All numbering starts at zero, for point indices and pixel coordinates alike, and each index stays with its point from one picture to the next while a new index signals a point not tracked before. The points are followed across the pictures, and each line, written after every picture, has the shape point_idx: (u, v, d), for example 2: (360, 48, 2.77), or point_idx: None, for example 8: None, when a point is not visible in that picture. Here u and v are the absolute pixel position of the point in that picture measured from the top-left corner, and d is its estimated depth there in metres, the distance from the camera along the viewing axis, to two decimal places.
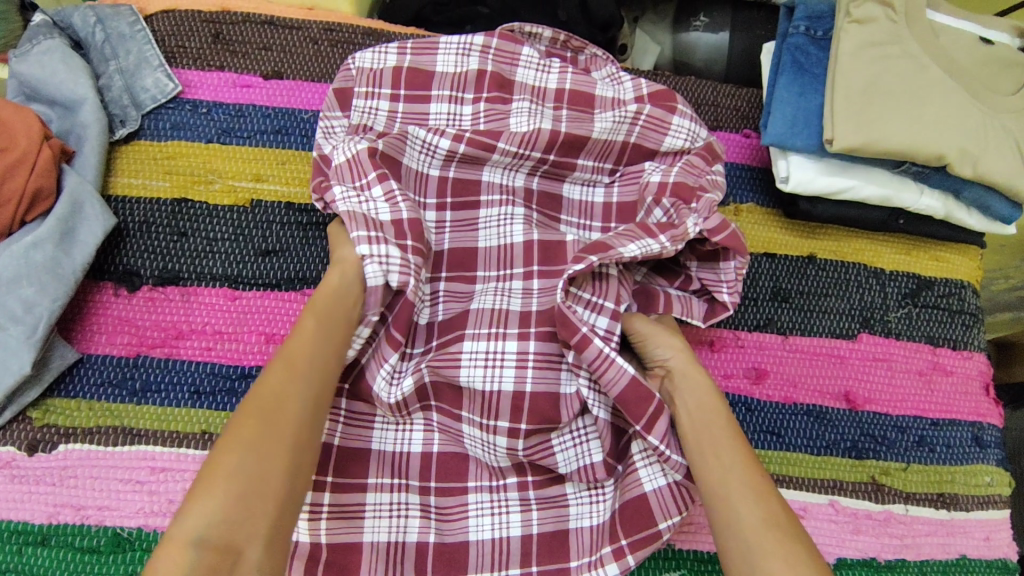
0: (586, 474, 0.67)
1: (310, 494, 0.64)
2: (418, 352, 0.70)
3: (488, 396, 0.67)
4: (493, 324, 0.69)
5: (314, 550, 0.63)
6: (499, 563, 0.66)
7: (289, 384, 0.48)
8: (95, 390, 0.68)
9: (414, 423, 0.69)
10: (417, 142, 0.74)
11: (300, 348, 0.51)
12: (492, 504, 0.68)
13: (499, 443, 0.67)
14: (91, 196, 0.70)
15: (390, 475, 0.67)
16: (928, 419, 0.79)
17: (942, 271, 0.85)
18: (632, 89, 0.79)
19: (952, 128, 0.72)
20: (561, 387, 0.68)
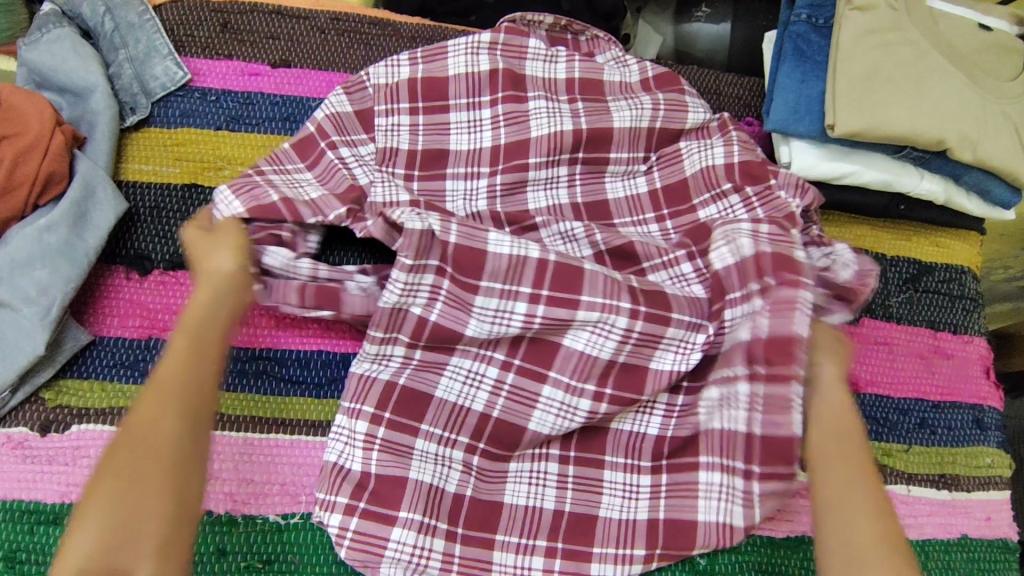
0: (631, 446, 0.72)
1: (366, 425, 0.67)
2: (523, 293, 0.69)
3: (584, 360, 0.70)
4: (608, 294, 0.69)
5: (363, 478, 0.66)
6: (530, 529, 0.68)
7: (160, 410, 0.52)
8: (107, 371, 0.69)
9: (484, 381, 0.70)
10: (459, 191, 0.79)
11: (167, 376, 0.54)
12: (531, 474, 0.70)
13: (581, 407, 0.70)
14: (103, 181, 0.71)
15: (443, 427, 0.69)
16: (929, 402, 0.80)
17: (943, 257, 0.86)
18: (638, 72, 0.85)
19: (950, 112, 0.73)
20: (652, 363, 0.71)
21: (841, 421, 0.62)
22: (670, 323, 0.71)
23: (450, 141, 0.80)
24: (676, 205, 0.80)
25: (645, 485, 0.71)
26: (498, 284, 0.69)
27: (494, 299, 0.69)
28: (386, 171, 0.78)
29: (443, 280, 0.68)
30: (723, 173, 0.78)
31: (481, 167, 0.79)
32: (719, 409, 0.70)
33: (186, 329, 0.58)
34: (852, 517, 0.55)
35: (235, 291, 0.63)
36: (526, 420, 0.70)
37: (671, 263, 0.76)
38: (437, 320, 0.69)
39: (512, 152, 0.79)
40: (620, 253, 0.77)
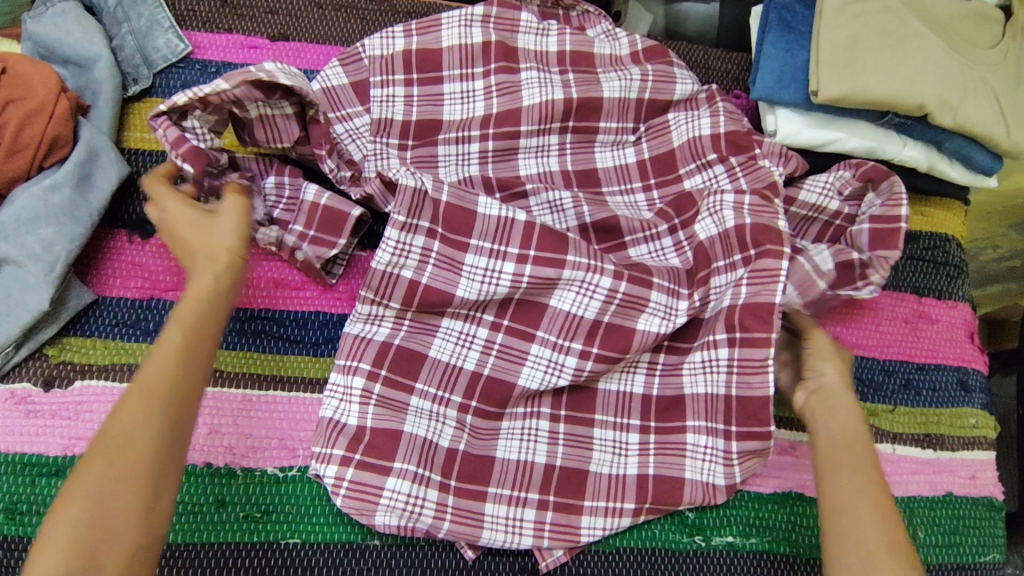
0: (622, 404, 0.73)
1: (362, 381, 0.69)
2: (512, 254, 0.70)
3: (570, 319, 0.71)
4: (593, 256, 0.71)
5: (360, 431, 0.68)
6: (522, 482, 0.70)
7: (132, 418, 0.50)
8: (110, 329, 0.71)
9: (474, 341, 0.72)
10: (451, 158, 0.81)
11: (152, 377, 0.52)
12: (522, 431, 0.72)
13: (567, 363, 0.71)
14: (107, 145, 0.73)
15: (436, 385, 0.71)
16: (914, 363, 0.82)
17: (928, 226, 0.87)
18: (628, 45, 0.86)
19: (931, 78, 0.75)
20: (640, 325, 0.72)
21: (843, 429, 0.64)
22: (653, 287, 0.72)
23: (443, 111, 0.82)
24: (663, 174, 0.82)
25: (634, 442, 0.72)
26: (487, 244, 0.71)
27: (483, 259, 0.71)
28: (380, 141, 0.81)
29: (434, 241, 0.70)
30: (710, 143, 0.81)
31: (472, 132, 0.81)
32: (703, 371, 0.71)
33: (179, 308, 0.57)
34: (861, 523, 0.58)
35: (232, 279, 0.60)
36: (516, 376, 0.71)
37: (652, 238, 0.78)
38: (430, 282, 0.70)
39: (504, 121, 0.81)
40: (603, 228, 0.79)
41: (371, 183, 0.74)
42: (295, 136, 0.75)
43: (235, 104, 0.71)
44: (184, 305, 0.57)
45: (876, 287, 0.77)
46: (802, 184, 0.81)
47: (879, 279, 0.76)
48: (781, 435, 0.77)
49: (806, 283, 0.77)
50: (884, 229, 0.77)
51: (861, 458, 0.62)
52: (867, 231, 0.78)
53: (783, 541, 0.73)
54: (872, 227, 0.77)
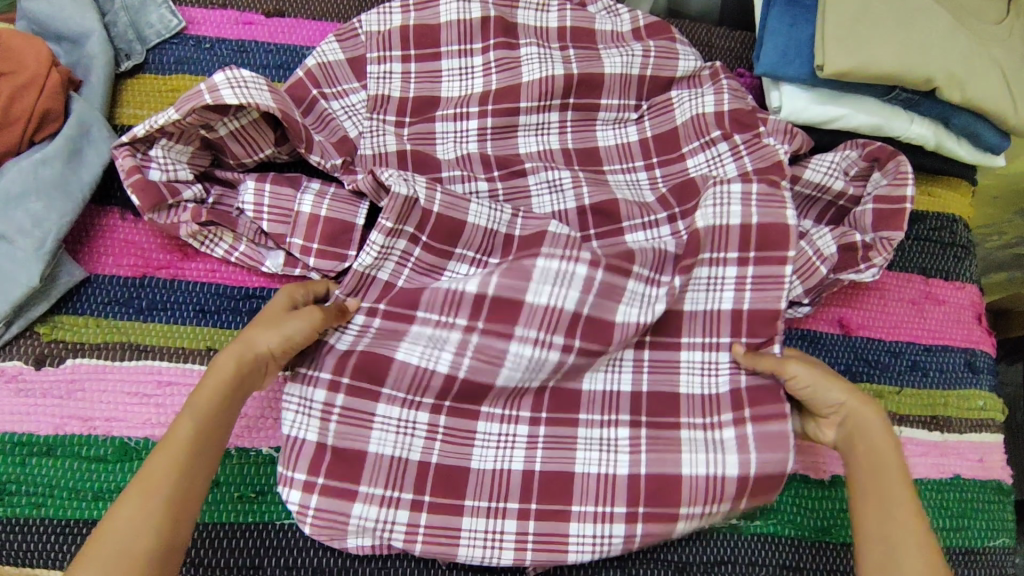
0: (608, 402, 0.70)
1: (323, 394, 0.67)
2: (493, 263, 0.72)
3: (550, 313, 0.68)
4: (568, 247, 0.68)
5: (319, 451, 0.66)
6: (499, 494, 0.67)
7: (134, 528, 0.49)
8: (103, 307, 0.69)
9: (446, 343, 0.68)
10: (449, 136, 0.80)
11: (154, 483, 0.52)
12: (499, 436, 0.69)
13: (551, 358, 0.68)
14: (99, 120, 0.71)
15: (405, 390, 0.68)
16: (921, 345, 0.80)
17: (934, 206, 0.86)
18: (629, 22, 0.85)
19: (939, 51, 0.73)
20: (619, 315, 0.69)
21: (880, 444, 0.61)
22: (631, 277, 0.70)
23: (442, 88, 0.82)
24: (666, 153, 0.81)
25: (624, 439, 0.69)
26: (471, 253, 0.72)
27: (465, 265, 0.72)
28: (377, 118, 0.79)
29: (415, 246, 0.71)
30: (714, 121, 0.79)
31: (471, 109, 0.80)
32: (701, 372, 0.70)
33: (191, 410, 0.55)
34: (895, 551, 0.55)
35: (253, 379, 0.60)
36: (494, 376, 0.68)
37: (651, 225, 0.77)
38: (404, 286, 0.71)
39: (504, 96, 0.80)
40: (601, 212, 0.77)
41: (364, 180, 0.70)
42: (271, 138, 0.72)
43: (200, 128, 0.70)
44: (199, 401, 0.56)
45: (878, 269, 0.76)
46: (808, 163, 0.79)
47: (882, 261, 0.75)
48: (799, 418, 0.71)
49: (808, 266, 0.74)
50: (888, 210, 0.75)
51: (889, 470, 0.59)
52: (870, 211, 0.76)
53: (788, 524, 0.72)
54: (877, 207, 0.76)
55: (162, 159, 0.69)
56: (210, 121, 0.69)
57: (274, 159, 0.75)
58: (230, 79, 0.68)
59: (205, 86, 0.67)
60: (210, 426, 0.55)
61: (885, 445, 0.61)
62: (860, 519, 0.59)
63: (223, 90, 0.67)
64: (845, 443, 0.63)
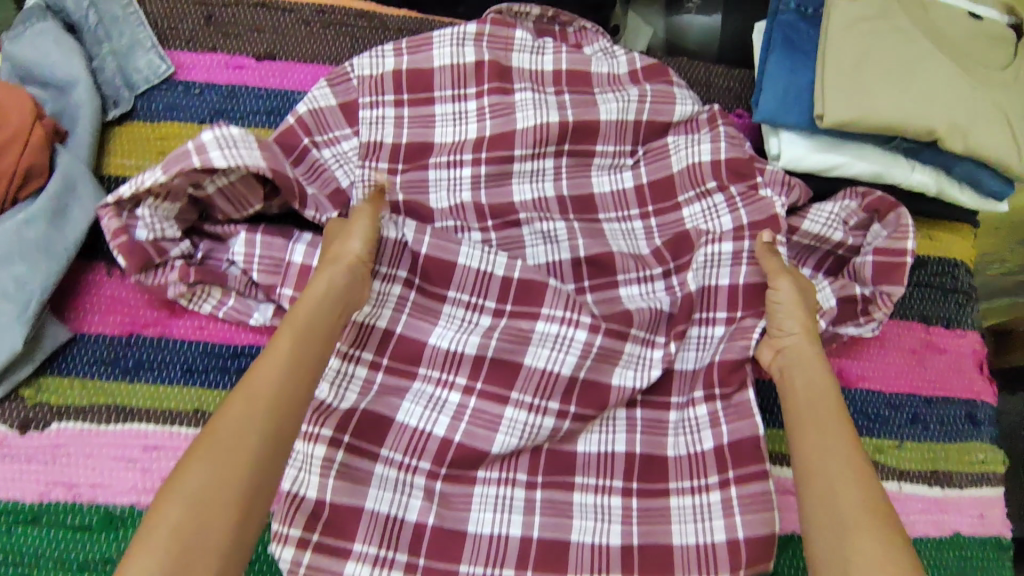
0: (603, 465, 0.69)
1: (324, 448, 0.64)
2: (488, 309, 0.72)
3: (547, 377, 0.69)
4: (568, 308, 0.71)
5: (318, 508, 0.63)
6: (494, 560, 0.64)
7: (248, 406, 0.48)
8: (88, 368, 0.68)
9: (446, 407, 0.69)
10: (443, 184, 0.78)
11: (264, 372, 0.50)
12: (498, 498, 0.67)
13: (545, 425, 0.68)
14: (84, 175, 0.70)
15: (403, 451, 0.67)
16: (922, 397, 0.79)
17: (937, 250, 0.85)
18: (626, 64, 0.84)
19: (940, 101, 0.71)
20: (613, 378, 0.70)
21: (811, 381, 0.61)
22: (629, 339, 0.71)
23: (435, 133, 0.80)
24: (662, 201, 0.80)
25: (617, 507, 0.67)
26: (466, 296, 0.72)
27: (461, 309, 0.72)
28: (369, 165, 0.78)
29: (410, 291, 0.71)
30: (710, 171, 0.78)
31: (465, 155, 0.79)
32: (681, 432, 0.70)
33: (292, 316, 0.56)
34: (838, 480, 0.52)
35: (347, 290, 0.61)
36: (489, 444, 0.67)
37: (646, 279, 0.76)
38: (403, 332, 0.70)
39: (498, 143, 0.78)
40: (591, 263, 0.76)
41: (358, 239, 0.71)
42: (261, 194, 0.70)
43: (189, 186, 0.68)
44: (301, 305, 0.57)
45: (877, 323, 0.75)
46: (806, 214, 0.77)
47: (881, 316, 0.74)
48: (778, 472, 0.74)
49: None
50: (889, 263, 0.74)
51: (824, 399, 0.59)
52: (870, 262, 0.75)
53: None
54: (877, 259, 0.75)
55: (149, 219, 0.67)
56: (199, 180, 0.68)
57: (266, 212, 0.74)
58: (217, 139, 0.66)
59: (193, 146, 0.66)
60: (313, 329, 0.55)
61: (818, 376, 0.61)
62: (798, 449, 0.56)
63: (212, 151, 0.66)
64: (784, 385, 0.64)
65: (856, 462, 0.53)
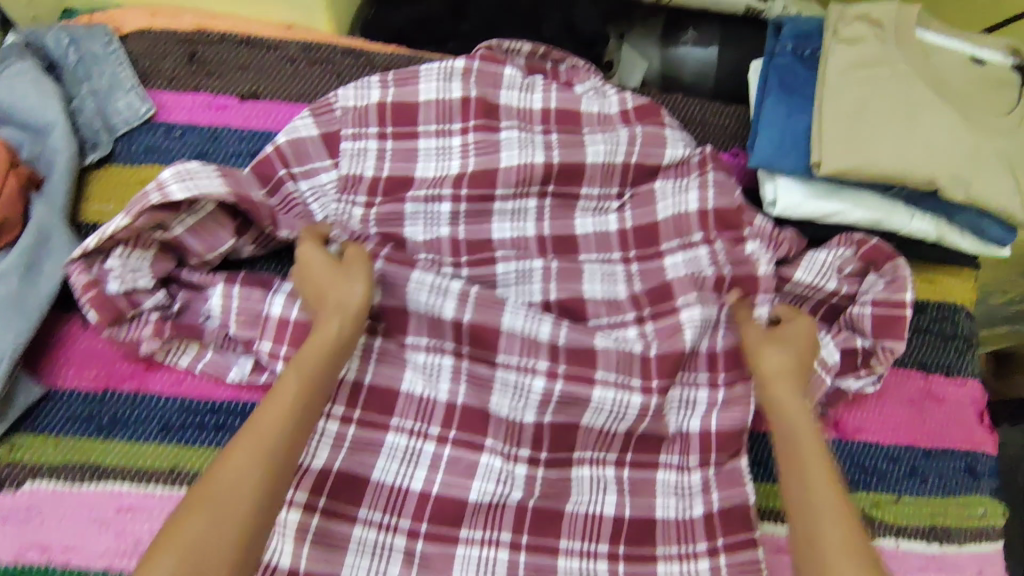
0: (590, 529, 0.67)
1: (298, 514, 0.63)
2: (450, 349, 0.70)
3: (513, 427, 0.69)
4: (525, 353, 0.69)
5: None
6: None
7: (250, 457, 0.51)
8: (62, 426, 0.66)
9: (421, 459, 0.67)
10: (418, 216, 0.76)
11: (266, 423, 0.53)
12: (480, 559, 0.65)
13: (519, 474, 0.68)
14: (59, 226, 0.69)
15: (382, 511, 0.65)
16: (921, 449, 0.77)
17: (937, 294, 0.83)
18: (616, 104, 0.82)
19: (942, 152, 0.69)
20: (585, 421, 0.69)
21: (797, 416, 0.61)
22: (596, 384, 0.69)
23: (416, 167, 0.78)
24: (644, 247, 0.77)
25: (603, 572, 0.65)
26: (425, 338, 0.70)
27: (423, 354, 0.69)
28: (347, 199, 0.77)
29: (376, 338, 0.69)
30: (696, 222, 0.76)
31: (444, 190, 0.76)
32: (675, 496, 0.69)
33: (297, 364, 0.58)
34: (823, 524, 0.53)
35: (349, 336, 0.61)
36: (466, 493, 0.66)
37: (618, 326, 0.74)
38: (374, 383, 0.68)
39: (479, 180, 0.76)
40: (567, 309, 0.75)
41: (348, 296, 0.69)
42: (230, 227, 0.69)
43: (156, 229, 0.66)
44: (305, 352, 0.59)
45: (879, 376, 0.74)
46: (799, 264, 0.75)
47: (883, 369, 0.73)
48: (769, 531, 0.71)
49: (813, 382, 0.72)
50: (889, 316, 0.73)
51: (805, 436, 0.59)
52: (869, 315, 0.74)
53: None
54: (876, 311, 0.73)
55: (120, 269, 0.66)
56: (165, 221, 0.66)
57: (240, 254, 0.71)
58: (177, 174, 0.65)
59: (153, 186, 0.64)
60: (314, 380, 0.57)
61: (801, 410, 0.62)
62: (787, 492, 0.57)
63: (172, 186, 0.64)
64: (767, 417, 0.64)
65: (838, 507, 0.54)
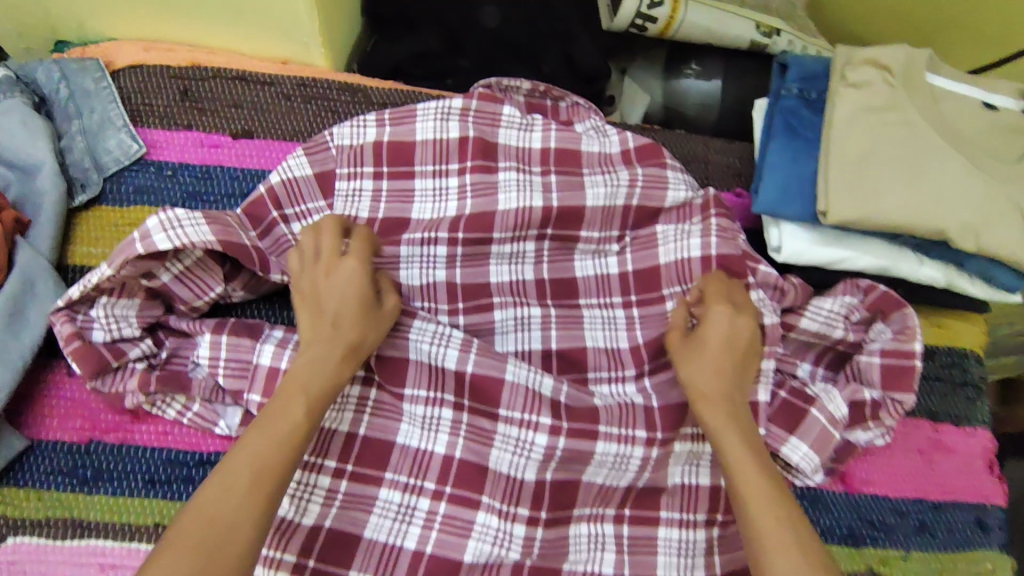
0: None
1: None
2: (448, 402, 0.67)
3: (513, 484, 0.66)
4: (528, 409, 0.66)
5: None
6: None
7: (239, 486, 0.51)
8: (45, 478, 0.64)
9: (415, 515, 0.65)
10: (415, 259, 0.73)
11: (260, 451, 0.53)
12: None
13: (516, 533, 0.66)
14: (46, 272, 0.67)
15: (374, 570, 0.63)
16: (930, 502, 0.75)
17: (945, 339, 0.81)
18: (618, 142, 0.80)
19: (954, 201, 0.67)
20: (586, 476, 0.67)
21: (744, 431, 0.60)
22: (598, 438, 0.67)
23: (412, 209, 0.76)
24: (644, 292, 0.75)
25: None
26: (422, 391, 0.67)
27: (421, 407, 0.67)
28: None
29: (370, 389, 0.67)
30: (700, 269, 0.73)
31: (440, 233, 0.74)
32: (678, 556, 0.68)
33: (301, 386, 0.57)
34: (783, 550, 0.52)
35: (354, 355, 0.61)
36: (461, 551, 0.65)
37: (616, 379, 0.72)
38: (367, 434, 0.66)
39: (476, 223, 0.73)
40: (567, 357, 0.73)
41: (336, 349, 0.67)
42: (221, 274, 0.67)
43: (141, 277, 0.64)
44: (305, 373, 0.58)
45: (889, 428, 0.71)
46: (804, 312, 0.73)
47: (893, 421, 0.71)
48: None
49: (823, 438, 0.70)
50: (897, 366, 0.71)
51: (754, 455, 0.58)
52: (878, 365, 0.71)
53: None
54: (885, 361, 0.71)
55: (104, 319, 0.64)
56: (150, 269, 0.64)
57: (229, 297, 0.69)
58: (163, 223, 0.62)
59: (138, 234, 0.62)
60: (317, 407, 0.57)
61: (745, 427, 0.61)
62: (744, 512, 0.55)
63: (156, 235, 0.62)
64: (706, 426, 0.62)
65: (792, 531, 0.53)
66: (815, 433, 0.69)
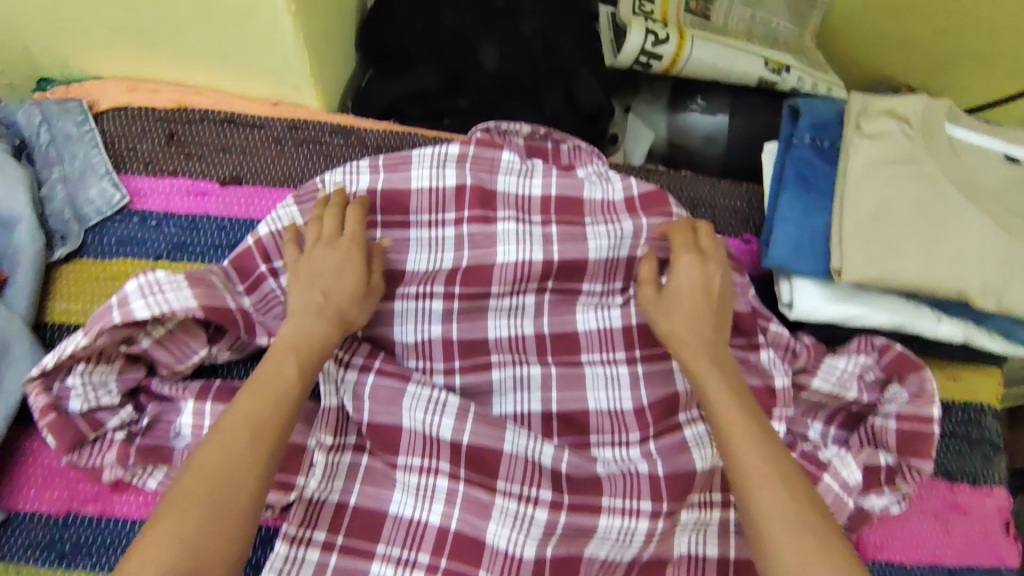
0: None
1: None
2: (443, 471, 0.64)
3: (511, 561, 0.63)
4: (525, 483, 0.64)
5: None
6: None
7: (208, 470, 0.47)
8: (21, 553, 0.61)
9: None
10: (409, 316, 0.70)
11: (229, 435, 0.49)
12: None
13: None
14: (21, 333, 0.64)
15: None
16: (945, 568, 0.72)
17: (963, 394, 0.78)
18: (621, 190, 0.76)
19: (974, 261, 0.64)
20: (589, 549, 0.64)
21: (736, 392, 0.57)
22: (601, 513, 0.65)
23: (408, 260, 0.72)
24: (650, 346, 0.72)
25: None
26: (416, 460, 0.64)
27: (414, 476, 0.64)
28: None
29: (363, 456, 0.65)
30: None
31: (436, 287, 0.71)
32: None
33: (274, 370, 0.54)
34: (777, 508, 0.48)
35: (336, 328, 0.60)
36: None
37: (619, 442, 0.69)
38: (357, 504, 0.63)
39: (472, 279, 0.70)
40: (568, 419, 0.70)
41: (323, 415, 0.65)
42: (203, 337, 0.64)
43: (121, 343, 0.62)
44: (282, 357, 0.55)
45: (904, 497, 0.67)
46: (815, 372, 0.70)
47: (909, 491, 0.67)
48: None
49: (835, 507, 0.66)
50: (913, 431, 0.67)
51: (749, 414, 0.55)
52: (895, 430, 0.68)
53: None
54: (901, 426, 0.68)
55: (81, 388, 0.61)
56: (130, 335, 0.62)
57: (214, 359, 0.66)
58: (141, 287, 0.61)
59: (115, 301, 0.60)
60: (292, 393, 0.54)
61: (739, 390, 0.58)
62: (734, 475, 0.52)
63: (133, 302, 0.60)
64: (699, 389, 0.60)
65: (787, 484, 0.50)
66: (828, 501, 0.65)
